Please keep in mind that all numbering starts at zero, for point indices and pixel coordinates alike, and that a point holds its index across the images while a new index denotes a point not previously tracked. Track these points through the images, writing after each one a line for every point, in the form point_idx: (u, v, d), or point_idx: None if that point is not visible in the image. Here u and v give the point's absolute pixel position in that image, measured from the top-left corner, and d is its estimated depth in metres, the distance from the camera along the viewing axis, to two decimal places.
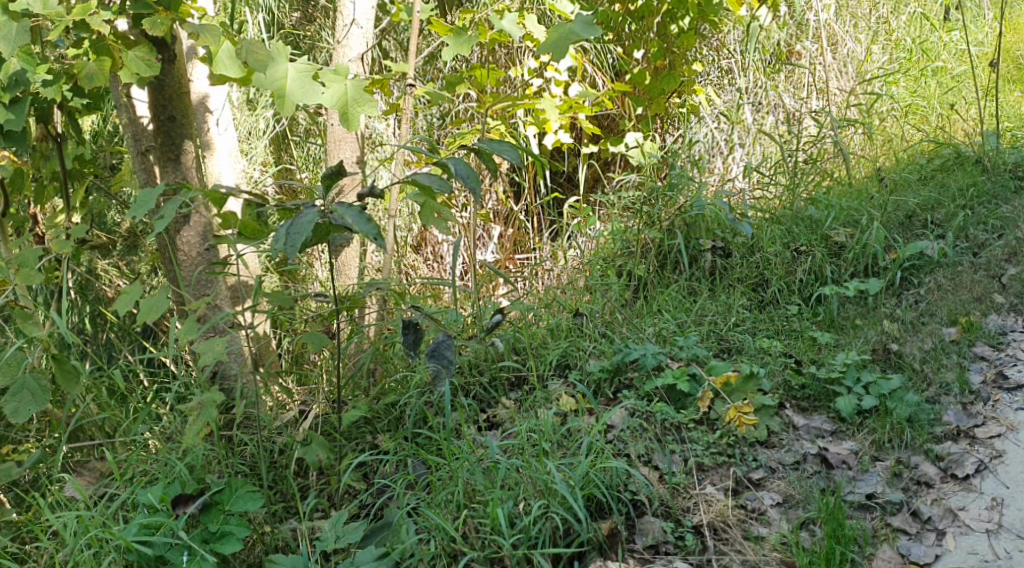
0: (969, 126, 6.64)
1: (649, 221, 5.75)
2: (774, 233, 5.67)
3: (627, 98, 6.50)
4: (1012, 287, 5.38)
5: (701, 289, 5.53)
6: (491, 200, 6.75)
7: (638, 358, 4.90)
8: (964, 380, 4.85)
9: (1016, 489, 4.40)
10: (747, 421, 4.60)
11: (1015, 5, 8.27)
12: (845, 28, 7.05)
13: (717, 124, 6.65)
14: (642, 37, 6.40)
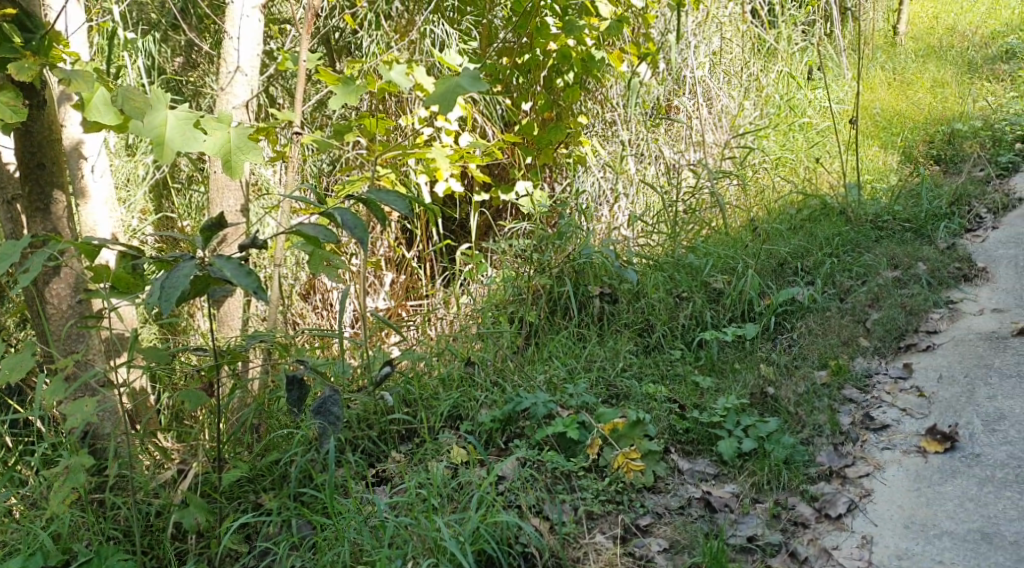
0: (833, 178, 6.81)
1: (540, 267, 5.81)
2: (657, 279, 5.79)
3: (516, 148, 6.58)
4: (876, 331, 5.47)
5: (590, 335, 5.58)
6: (382, 247, 6.70)
7: (529, 406, 4.93)
8: (835, 422, 4.94)
9: (884, 527, 4.49)
10: (634, 467, 4.65)
11: (871, 66, 8.60)
12: (719, 84, 7.24)
13: (604, 173, 6.68)
14: (530, 90, 6.52)
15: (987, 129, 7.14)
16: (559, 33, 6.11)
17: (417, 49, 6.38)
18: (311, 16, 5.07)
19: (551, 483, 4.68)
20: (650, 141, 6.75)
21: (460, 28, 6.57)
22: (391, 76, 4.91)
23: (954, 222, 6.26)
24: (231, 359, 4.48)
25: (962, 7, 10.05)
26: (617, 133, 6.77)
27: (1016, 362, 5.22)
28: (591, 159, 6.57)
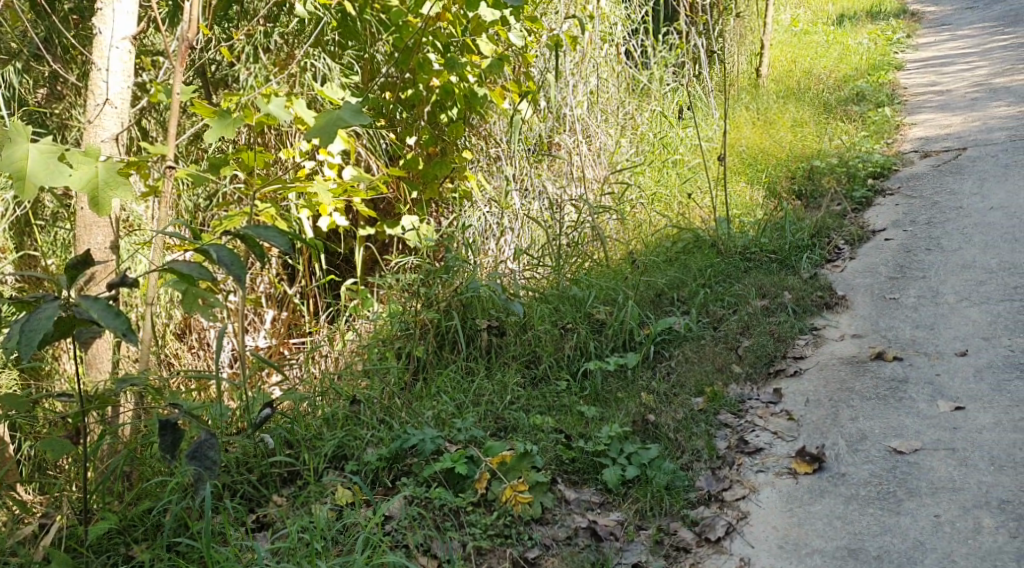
0: (704, 214, 7.01)
1: (427, 302, 5.84)
2: (543, 311, 5.88)
3: (401, 183, 6.60)
4: (748, 358, 5.67)
5: (478, 368, 5.66)
6: (261, 285, 6.75)
7: (416, 444, 4.99)
8: (712, 447, 5.12)
9: (760, 548, 4.65)
10: (522, 500, 4.73)
11: (736, 106, 8.90)
12: (597, 122, 7.35)
13: (489, 209, 6.76)
14: (414, 125, 6.53)
15: (843, 165, 7.47)
16: (441, 69, 6.19)
17: (297, 82, 6.40)
18: (184, 49, 5.07)
19: (439, 521, 4.73)
20: (533, 176, 6.88)
21: (342, 62, 6.55)
22: (270, 109, 4.97)
23: (816, 253, 6.52)
24: (99, 405, 4.47)
25: (817, 52, 10.47)
26: (502, 169, 6.88)
27: (875, 385, 5.44)
28: (476, 194, 6.73)
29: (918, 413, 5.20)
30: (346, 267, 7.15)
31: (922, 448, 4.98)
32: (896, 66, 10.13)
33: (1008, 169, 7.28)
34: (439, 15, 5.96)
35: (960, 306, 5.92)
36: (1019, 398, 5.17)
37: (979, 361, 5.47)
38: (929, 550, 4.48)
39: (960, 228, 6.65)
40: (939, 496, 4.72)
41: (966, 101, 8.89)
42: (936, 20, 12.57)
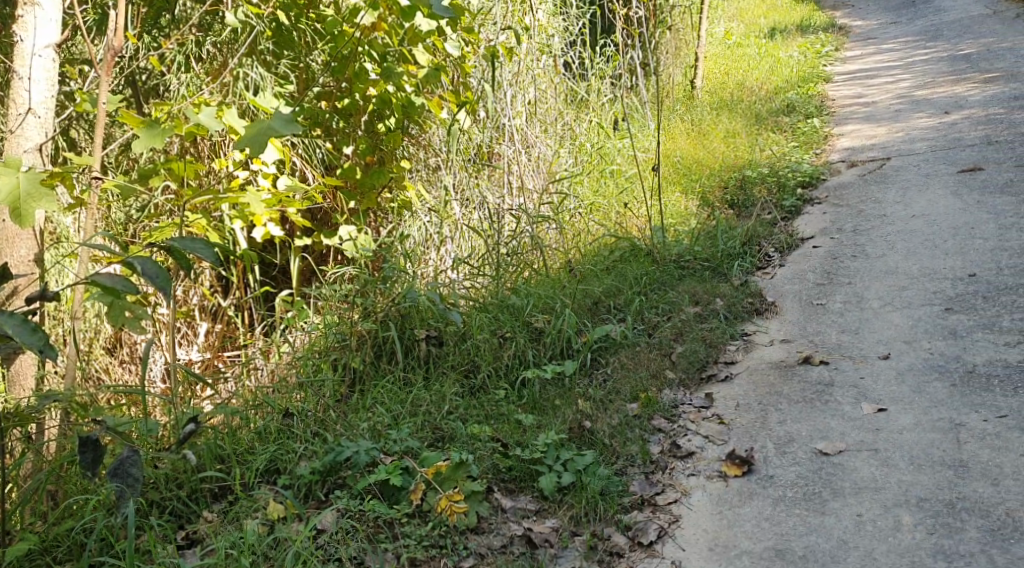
0: (641, 223, 7.12)
1: (364, 313, 5.89)
2: (482, 320, 5.92)
3: (338, 192, 6.60)
4: (681, 364, 5.77)
5: (415, 379, 5.68)
6: (193, 296, 6.78)
7: (350, 456, 5.01)
8: (645, 452, 5.21)
9: (691, 551, 4.74)
10: (457, 510, 4.78)
11: (671, 117, 9.03)
12: (536, 132, 7.40)
13: (429, 218, 6.81)
14: (350, 134, 6.57)
15: (773, 174, 7.64)
16: (377, 79, 6.23)
17: (230, 91, 6.42)
18: (111, 57, 5.01)
19: (372, 532, 4.76)
20: (473, 188, 6.95)
21: (276, 71, 6.54)
22: (200, 119, 4.95)
23: (747, 261, 6.66)
24: (20, 423, 4.53)
25: (750, 64, 10.66)
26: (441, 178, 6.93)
27: (802, 389, 5.56)
28: (415, 204, 6.71)
29: (842, 416, 5.32)
30: (282, 278, 7.10)
31: (846, 450, 5.09)
32: (825, 78, 10.34)
33: (930, 178, 7.47)
34: (375, 24, 5.94)
35: (883, 311, 6.06)
36: (938, 399, 5.30)
37: (900, 364, 5.60)
38: (851, 549, 4.59)
39: (884, 236, 6.82)
40: (862, 496, 4.83)
41: (890, 112, 9.09)
42: (863, 34, 12.83)
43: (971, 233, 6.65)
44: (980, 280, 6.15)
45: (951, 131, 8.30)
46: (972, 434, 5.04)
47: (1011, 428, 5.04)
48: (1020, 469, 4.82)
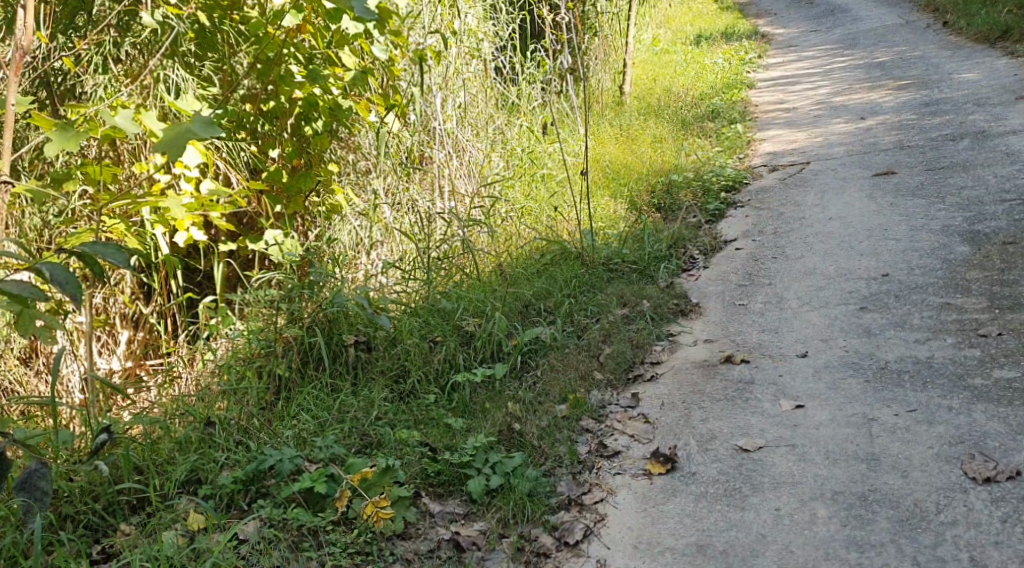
0: (571, 226, 7.21)
1: (290, 318, 5.86)
2: (412, 325, 5.95)
3: (264, 196, 6.54)
4: (610, 364, 5.87)
5: (343, 385, 5.70)
6: (114, 305, 6.62)
7: (275, 464, 5.03)
8: (573, 452, 5.28)
9: (616, 550, 4.82)
10: (384, 516, 4.84)
11: (601, 122, 9.13)
12: (467, 135, 7.46)
13: (359, 222, 6.83)
14: (277, 137, 6.46)
15: (698, 179, 7.83)
16: (304, 81, 6.12)
17: (150, 93, 6.30)
18: (20, 58, 4.95)
19: (296, 541, 4.77)
20: (402, 191, 6.97)
21: (199, 73, 6.41)
22: (116, 122, 4.95)
23: (672, 263, 6.78)
24: None
25: (676, 71, 10.84)
26: (371, 182, 6.91)
27: (724, 388, 5.67)
28: (344, 208, 6.74)
29: (762, 413, 5.42)
30: (207, 284, 6.97)
31: (765, 446, 5.20)
32: (748, 85, 10.56)
33: (846, 182, 7.66)
34: (300, 26, 5.88)
35: (801, 310, 6.20)
36: (852, 395, 5.42)
37: (818, 362, 5.72)
38: (770, 542, 4.69)
39: (803, 238, 6.99)
40: (780, 490, 4.94)
41: (809, 118, 9.29)
42: (786, 41, 13.11)
43: (885, 234, 6.82)
44: (892, 280, 6.30)
45: (867, 136, 8.51)
46: (884, 429, 5.16)
47: (920, 422, 5.16)
48: (927, 461, 4.93)
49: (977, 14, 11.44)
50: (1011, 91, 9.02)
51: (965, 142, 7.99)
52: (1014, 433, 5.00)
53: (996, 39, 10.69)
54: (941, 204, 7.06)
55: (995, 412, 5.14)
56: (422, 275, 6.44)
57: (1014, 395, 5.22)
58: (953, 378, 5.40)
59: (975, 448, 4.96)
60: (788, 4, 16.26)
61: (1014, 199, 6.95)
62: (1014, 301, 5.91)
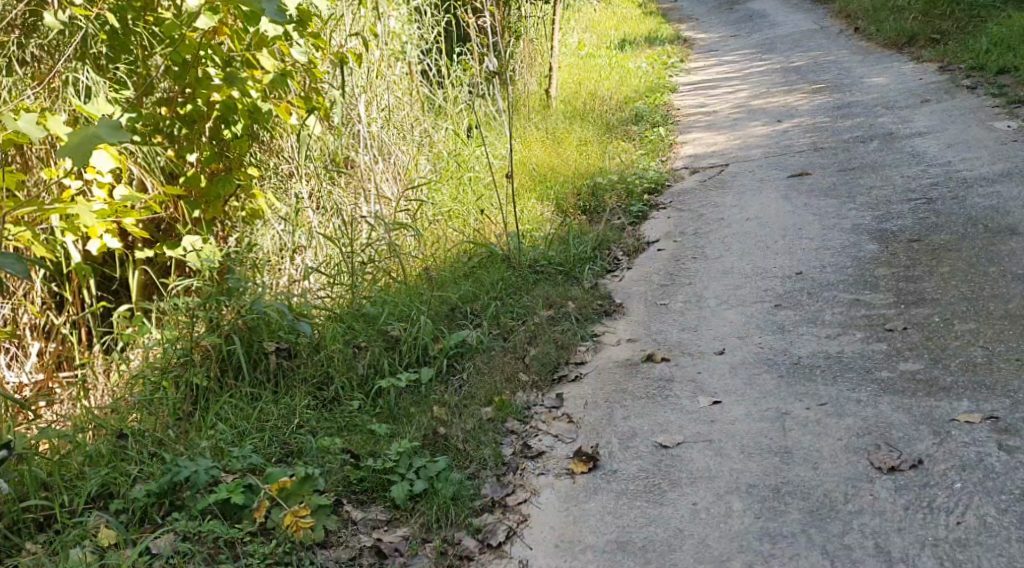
0: (497, 228, 7.27)
1: (210, 326, 5.79)
2: (335, 330, 5.94)
3: (181, 202, 6.29)
4: (535, 366, 5.94)
5: (263, 394, 5.63)
6: (23, 315, 6.17)
7: (190, 476, 4.98)
8: (498, 454, 5.34)
9: (538, 549, 4.87)
10: (304, 525, 4.82)
11: (528, 125, 9.20)
12: (392, 139, 7.46)
13: (282, 226, 6.72)
14: (195, 141, 6.19)
15: (622, 181, 7.98)
16: (221, 84, 5.99)
17: (58, 96, 6.04)
18: None
19: (211, 553, 4.75)
20: (326, 194, 6.93)
21: (111, 76, 6.17)
22: (20, 125, 4.91)
23: (597, 265, 6.92)
24: None
25: (601, 75, 10.97)
26: (294, 186, 6.80)
27: (645, 386, 5.76)
28: (266, 213, 6.59)
29: (680, 409, 5.53)
30: (123, 292, 6.57)
31: (684, 442, 5.30)
32: (670, 91, 10.73)
33: (762, 185, 7.85)
34: (216, 29, 5.78)
35: (720, 309, 6.32)
36: (766, 390, 5.54)
37: (734, 358, 5.84)
38: (687, 536, 4.78)
39: (721, 238, 7.14)
40: (697, 485, 5.03)
41: (729, 121, 9.48)
42: (707, 46, 13.33)
43: (798, 234, 6.98)
44: (806, 278, 6.45)
45: (782, 138, 8.72)
46: (796, 422, 5.27)
47: (830, 414, 5.27)
48: (837, 453, 5.04)
49: (887, 20, 11.60)
50: (917, 94, 9.23)
51: (874, 144, 8.19)
52: (917, 423, 5.12)
53: (904, 45, 10.91)
54: (851, 204, 7.24)
55: (900, 404, 5.26)
56: (347, 280, 6.45)
57: (917, 386, 5.36)
58: (862, 371, 5.53)
59: (881, 439, 5.06)
60: (708, 10, 16.50)
61: (920, 197, 7.15)
62: (919, 295, 6.06)
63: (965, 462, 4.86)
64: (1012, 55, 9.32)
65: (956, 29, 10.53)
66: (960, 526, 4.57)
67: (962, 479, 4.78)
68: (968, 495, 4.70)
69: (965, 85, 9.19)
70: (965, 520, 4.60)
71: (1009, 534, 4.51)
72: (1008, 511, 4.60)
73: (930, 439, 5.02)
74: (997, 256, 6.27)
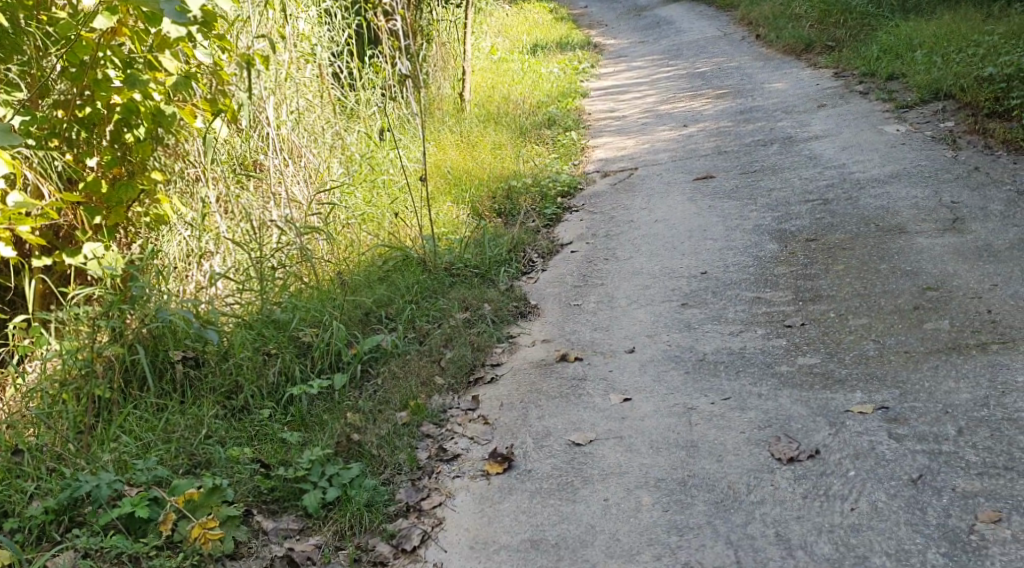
0: (413, 232, 7.31)
1: (113, 336, 5.74)
2: (244, 338, 5.92)
3: (81, 208, 6.19)
4: (450, 369, 6.00)
5: (170, 404, 5.63)
6: None
7: (90, 491, 4.96)
8: (413, 458, 5.38)
9: (452, 552, 4.93)
10: (212, 537, 4.81)
11: (441, 128, 9.26)
12: (303, 141, 7.49)
13: (189, 232, 6.62)
14: (95, 144, 6.12)
15: (536, 185, 8.07)
16: (122, 87, 5.90)
17: None
18: None
19: None
20: (235, 199, 6.93)
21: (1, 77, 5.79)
22: None
23: (512, 267, 7.00)
24: None
25: (514, 79, 11.09)
26: (201, 190, 6.75)
27: (560, 385, 5.84)
28: (171, 219, 6.51)
29: (593, 407, 5.61)
30: (19, 302, 6.30)
31: (595, 439, 5.39)
32: (581, 95, 10.89)
33: (670, 187, 8.02)
34: (115, 29, 5.78)
35: (630, 308, 6.43)
36: (673, 386, 5.65)
37: (643, 356, 5.95)
38: (598, 533, 4.87)
39: (632, 240, 7.26)
40: (608, 481, 5.12)
41: (638, 125, 9.65)
42: (616, 51, 13.51)
43: (704, 234, 7.13)
44: (710, 277, 6.59)
45: (689, 142, 8.90)
46: (701, 416, 5.39)
47: (733, 408, 5.40)
48: (740, 446, 5.16)
49: (786, 27, 11.88)
50: (814, 99, 9.47)
51: (774, 148, 8.40)
52: (814, 414, 5.27)
53: (801, 52, 11.18)
54: (752, 205, 7.43)
55: (799, 396, 5.41)
56: (256, 286, 6.38)
57: (815, 379, 5.51)
58: (762, 366, 5.68)
59: (780, 431, 5.20)
60: (617, 16, 16.70)
61: (817, 198, 7.35)
62: (816, 293, 6.24)
63: (858, 450, 5.01)
64: (900, 61, 9.54)
65: (850, 36, 10.83)
66: (854, 513, 4.72)
67: (856, 467, 4.93)
68: (861, 482, 4.85)
69: (858, 91, 9.45)
70: (858, 506, 4.74)
71: (898, 517, 4.66)
72: (898, 496, 4.76)
73: (826, 429, 5.16)
74: (889, 254, 6.47)
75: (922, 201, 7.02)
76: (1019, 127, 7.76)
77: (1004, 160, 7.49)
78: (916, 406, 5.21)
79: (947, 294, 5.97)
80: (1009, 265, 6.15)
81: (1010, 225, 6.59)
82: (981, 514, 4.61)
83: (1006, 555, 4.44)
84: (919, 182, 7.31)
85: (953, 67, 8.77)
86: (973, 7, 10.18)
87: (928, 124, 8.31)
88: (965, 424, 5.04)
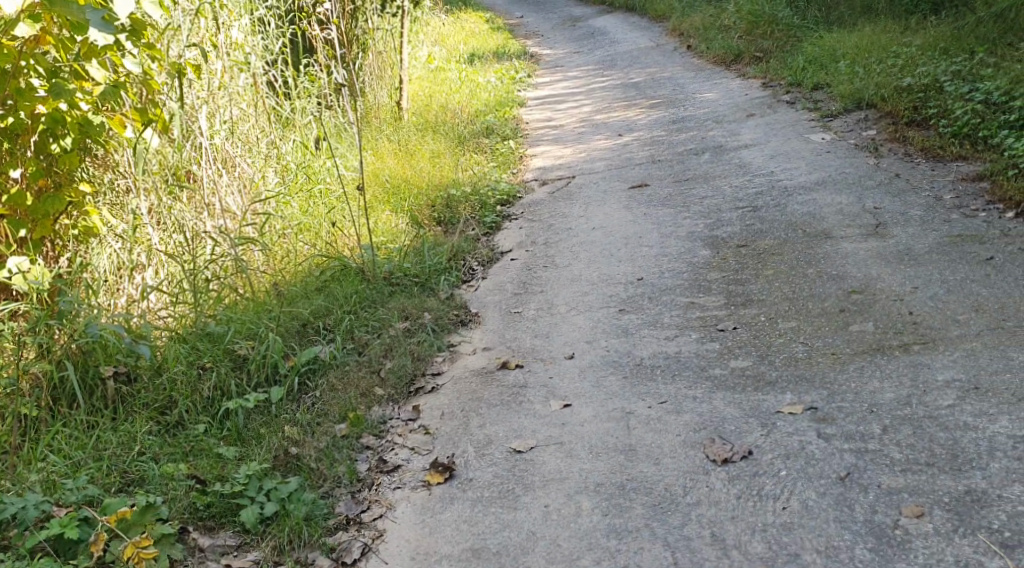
0: (351, 241, 7.32)
1: (42, 352, 5.72)
2: (178, 352, 5.89)
3: (4, 221, 6.06)
4: (390, 380, 6.01)
5: (101, 422, 5.59)
6: None
7: (16, 513, 4.90)
8: (352, 471, 5.40)
9: (393, 563, 4.94)
10: (145, 556, 4.76)
11: (379, 137, 9.28)
12: (237, 149, 7.55)
13: (119, 244, 6.57)
14: (19, 156, 5.99)
15: (474, 193, 8.11)
16: (47, 96, 5.78)
17: None
18: None
19: None
20: (168, 210, 6.82)
21: None
22: None
23: (451, 276, 7.04)
24: None
25: (451, 88, 11.13)
26: (131, 202, 6.68)
27: (500, 393, 5.88)
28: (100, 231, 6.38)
29: (534, 415, 5.65)
30: None
31: (536, 446, 5.43)
32: (518, 104, 10.96)
33: (606, 195, 8.09)
34: (39, 37, 5.58)
35: (569, 315, 6.49)
36: (612, 391, 5.71)
37: (583, 362, 6.00)
38: (538, 539, 4.90)
39: (570, 247, 7.33)
40: (548, 488, 5.16)
41: (574, 134, 9.72)
42: (552, 61, 13.61)
43: (639, 242, 7.21)
44: (646, 283, 6.67)
45: (624, 151, 9.00)
46: (638, 421, 5.45)
47: (669, 412, 5.47)
48: (676, 449, 5.23)
49: (716, 38, 12.05)
50: (744, 108, 9.61)
51: (706, 156, 8.51)
52: (747, 416, 5.35)
53: (730, 62, 11.34)
54: (685, 213, 7.52)
55: (732, 399, 5.49)
56: (190, 299, 6.36)
57: (747, 382, 5.60)
58: (696, 370, 5.75)
59: (715, 433, 5.28)
60: (552, 26, 16.82)
61: (747, 205, 7.46)
62: (747, 297, 6.34)
63: (789, 450, 5.09)
64: (825, 72, 9.71)
65: (778, 47, 11.01)
66: (786, 512, 4.79)
67: (787, 466, 5.01)
68: (793, 481, 4.93)
69: (786, 100, 9.61)
70: (790, 505, 4.82)
71: (828, 515, 4.74)
72: (827, 494, 4.84)
73: (758, 431, 5.24)
74: (816, 258, 6.59)
75: (848, 207, 7.15)
76: (937, 135, 7.95)
77: (924, 166, 7.65)
78: (844, 406, 5.30)
79: (871, 296, 6.09)
80: (930, 267, 6.29)
81: (931, 229, 6.73)
82: (905, 509, 4.71)
83: (930, 548, 4.54)
84: (845, 188, 7.45)
85: (875, 77, 8.95)
86: (893, 19, 10.40)
87: (853, 132, 8.47)
88: (889, 422, 5.15)
